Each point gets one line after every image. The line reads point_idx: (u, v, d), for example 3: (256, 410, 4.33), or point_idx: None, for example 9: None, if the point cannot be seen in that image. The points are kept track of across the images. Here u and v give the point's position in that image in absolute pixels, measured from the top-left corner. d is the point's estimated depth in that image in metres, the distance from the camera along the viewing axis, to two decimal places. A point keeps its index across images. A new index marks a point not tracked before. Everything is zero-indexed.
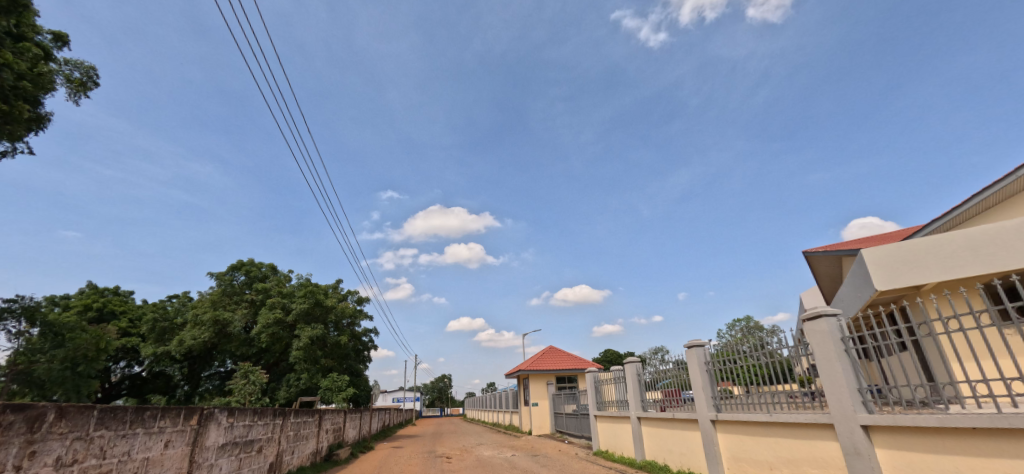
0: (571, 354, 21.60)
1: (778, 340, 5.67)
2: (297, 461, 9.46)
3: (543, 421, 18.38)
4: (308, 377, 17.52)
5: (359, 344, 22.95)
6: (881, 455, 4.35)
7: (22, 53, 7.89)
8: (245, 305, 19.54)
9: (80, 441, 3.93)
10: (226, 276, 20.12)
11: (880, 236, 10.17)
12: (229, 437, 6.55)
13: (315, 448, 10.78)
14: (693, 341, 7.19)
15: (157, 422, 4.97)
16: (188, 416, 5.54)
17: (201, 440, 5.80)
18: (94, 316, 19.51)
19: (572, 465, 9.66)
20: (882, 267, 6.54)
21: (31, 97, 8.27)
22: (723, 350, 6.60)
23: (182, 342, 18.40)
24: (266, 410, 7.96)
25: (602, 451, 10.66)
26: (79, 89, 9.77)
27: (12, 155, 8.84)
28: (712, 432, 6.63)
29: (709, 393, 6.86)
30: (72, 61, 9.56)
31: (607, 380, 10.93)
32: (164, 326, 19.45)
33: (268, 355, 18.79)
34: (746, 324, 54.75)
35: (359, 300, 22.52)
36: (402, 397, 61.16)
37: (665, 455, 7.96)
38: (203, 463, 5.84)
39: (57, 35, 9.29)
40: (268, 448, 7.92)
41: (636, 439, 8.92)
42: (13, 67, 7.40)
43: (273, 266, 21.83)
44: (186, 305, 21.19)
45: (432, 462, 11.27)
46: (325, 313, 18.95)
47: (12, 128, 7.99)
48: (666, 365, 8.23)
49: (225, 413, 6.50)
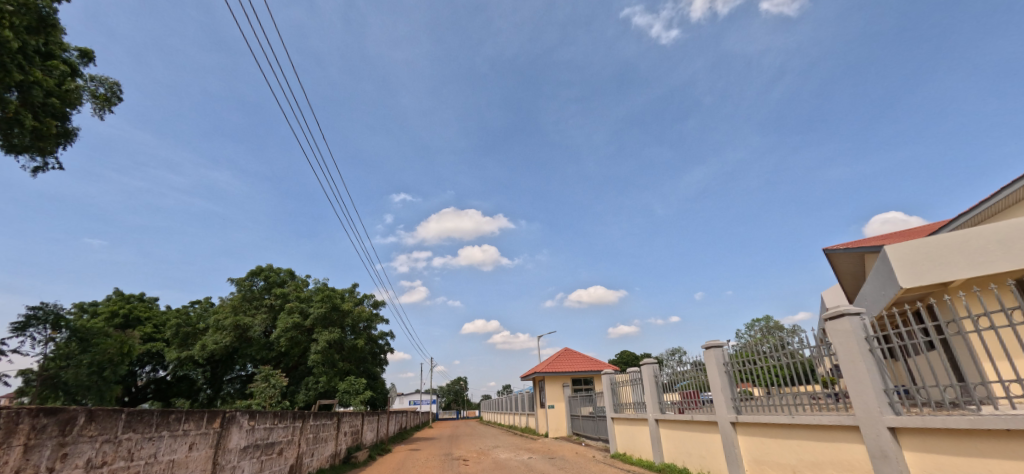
0: (587, 357, 21.40)
1: (800, 339, 5.54)
2: (317, 464, 9.56)
3: (559, 424, 18.31)
4: (326, 380, 17.73)
5: (375, 347, 23.12)
6: (909, 457, 4.23)
7: (50, 71, 8.18)
8: (264, 310, 19.83)
9: (108, 444, 4.04)
10: (245, 281, 20.50)
11: (903, 232, 9.89)
12: (251, 440, 6.66)
13: (333, 450, 10.87)
14: (712, 342, 7.07)
15: (182, 425, 5.09)
16: (211, 419, 5.65)
17: (223, 442, 5.92)
18: (120, 323, 20.15)
19: (589, 468, 9.61)
20: (906, 263, 6.34)
21: (59, 113, 8.63)
22: (742, 351, 6.48)
23: (205, 347, 18.86)
24: (287, 412, 8.07)
25: (619, 454, 10.56)
26: (104, 104, 10.10)
27: (44, 170, 9.20)
28: (733, 434, 6.52)
29: (728, 395, 6.74)
30: (97, 78, 9.91)
31: (624, 382, 10.84)
32: (187, 331, 20.01)
33: (288, 359, 19.09)
34: (765, 324, 53.19)
35: (375, 303, 22.66)
36: (418, 400, 61.31)
37: (684, 458, 7.86)
38: (226, 465, 5.96)
39: (84, 51, 9.64)
40: (288, 450, 8.04)
41: (654, 442, 8.83)
42: (43, 84, 7.74)
43: (291, 270, 22.21)
44: (208, 310, 21.71)
45: (450, 465, 11.36)
46: (341, 318, 19.18)
47: (43, 144, 8.40)
48: (683, 366, 8.11)
49: (247, 417, 6.61)
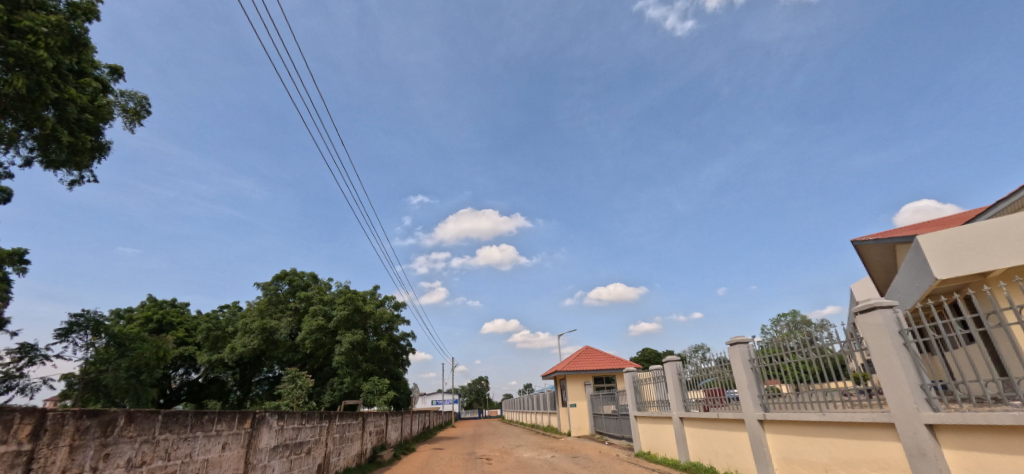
0: (608, 355, 21.25)
1: (828, 335, 5.39)
2: (344, 463, 9.75)
3: (582, 422, 18.21)
4: (351, 381, 18.06)
5: (397, 348, 23.44)
6: (949, 455, 4.07)
7: (84, 88, 8.55)
8: (289, 313, 20.31)
9: (147, 444, 4.21)
10: (271, 285, 21.05)
11: (937, 221, 9.51)
12: (280, 440, 6.84)
13: (359, 450, 11.08)
14: (736, 338, 6.93)
15: (215, 426, 5.26)
16: (242, 420, 5.83)
17: (254, 442, 6.09)
18: (154, 327, 20.92)
19: (613, 467, 9.53)
20: (941, 254, 6.09)
21: (93, 128, 9.02)
22: (769, 347, 6.33)
23: (234, 350, 19.41)
24: (314, 413, 8.25)
25: (643, 452, 10.45)
26: (134, 118, 10.50)
27: (81, 183, 9.62)
28: (760, 432, 6.38)
29: (755, 392, 6.60)
30: (127, 93, 10.31)
31: (647, 380, 10.71)
32: (217, 335, 20.65)
33: (313, 360, 19.52)
34: (792, 319, 51.80)
35: (396, 304, 22.95)
36: (440, 400, 61.85)
37: (711, 457, 7.72)
38: (257, 464, 6.13)
39: (114, 68, 10.04)
40: (316, 449, 8.22)
41: (679, 440, 8.69)
42: (77, 101, 8.10)
43: (314, 274, 22.68)
44: (236, 314, 22.35)
45: (474, 464, 11.43)
46: (364, 319, 19.51)
47: (79, 159, 8.79)
48: (707, 363, 7.98)
49: (276, 417, 6.79)
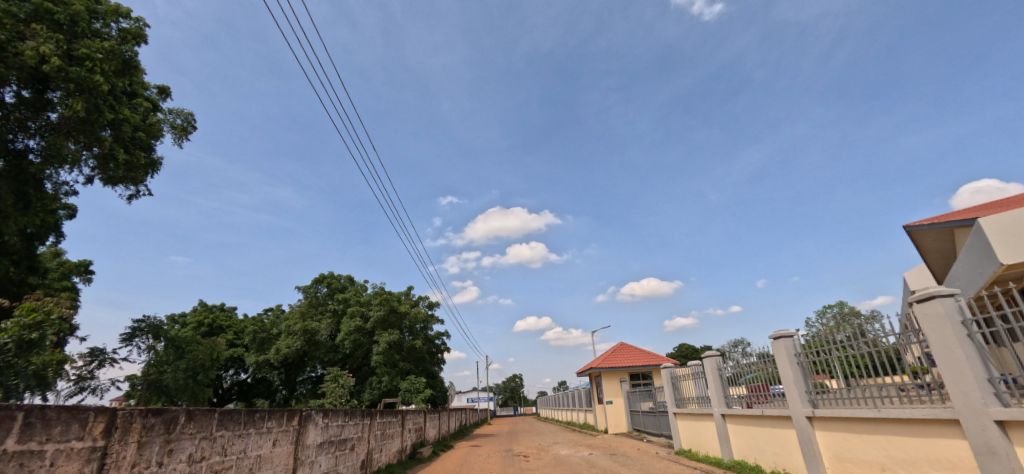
0: (643, 351, 20.89)
1: (881, 327, 5.10)
2: (386, 459, 10.02)
3: (619, 420, 17.99)
4: (389, 380, 18.54)
5: (432, 347, 23.87)
6: (1022, 454, 3.79)
7: (136, 108, 9.15)
8: (329, 315, 21.04)
9: (206, 440, 4.47)
10: (311, 288, 21.85)
11: (999, 202, 8.83)
12: (326, 436, 7.10)
13: (400, 447, 11.37)
14: (780, 332, 6.67)
15: (266, 424, 5.53)
16: (290, 418, 6.09)
17: (302, 439, 6.35)
18: (206, 331, 22.13)
19: (653, 465, 9.36)
20: (1006, 237, 5.66)
21: (146, 145, 9.63)
22: (815, 341, 6.06)
23: (279, 351, 20.27)
24: (356, 411, 8.52)
25: (684, 450, 10.21)
26: (182, 134, 11.13)
27: (137, 197, 10.29)
28: (810, 430, 6.11)
29: (802, 388, 6.33)
30: (174, 110, 10.93)
31: (685, 376, 10.46)
32: (263, 336, 21.64)
33: (352, 360, 20.15)
34: (838, 310, 49.31)
35: (430, 304, 23.36)
36: (476, 397, 62.55)
37: (756, 455, 7.46)
38: (305, 460, 6.39)
39: (161, 88, 10.67)
40: (359, 446, 8.50)
41: (722, 438, 8.45)
42: (131, 120, 8.68)
43: (350, 276, 23.38)
44: (280, 317, 23.34)
45: (511, 460, 11.51)
46: (399, 319, 20.00)
47: (135, 174, 9.41)
48: (749, 358, 7.71)
49: (321, 415, 7.05)
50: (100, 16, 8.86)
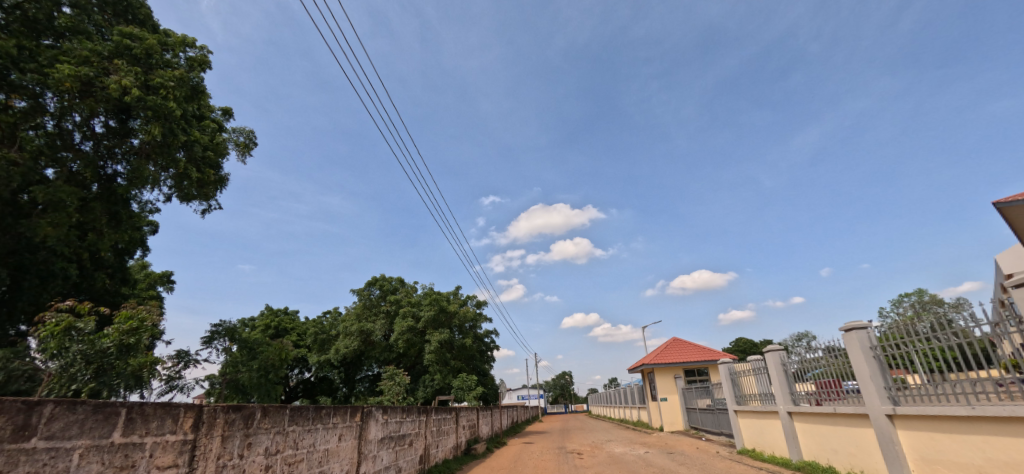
0: (698, 346, 20.15)
1: (970, 316, 4.63)
2: (442, 454, 10.30)
3: (675, 417, 17.46)
4: (441, 378, 19.06)
5: (482, 345, 24.24)
6: None
7: (204, 129, 9.94)
8: (382, 316, 21.91)
9: (279, 435, 4.79)
10: (365, 291, 22.84)
11: None
12: (386, 432, 7.41)
13: (455, 443, 11.65)
14: (851, 324, 6.21)
15: (332, 419, 5.85)
16: (353, 414, 6.41)
17: (364, 434, 6.67)
18: (273, 333, 23.69)
19: (714, 464, 9.01)
20: None
21: (214, 163, 10.45)
22: (892, 333, 5.59)
23: (338, 351, 21.34)
24: (413, 408, 8.81)
25: (747, 449, 9.74)
26: (245, 150, 11.97)
27: (209, 211, 11.18)
28: (890, 429, 5.65)
29: (880, 384, 5.85)
30: (237, 129, 11.77)
31: (745, 372, 9.98)
32: (323, 337, 22.86)
33: (406, 359, 20.87)
34: (917, 299, 45.22)
35: (478, 303, 23.74)
36: (526, 395, 62.88)
37: (829, 456, 7.00)
38: (368, 453, 6.70)
39: (225, 110, 11.52)
40: (417, 441, 8.79)
41: (789, 437, 7.98)
42: (201, 141, 9.44)
43: (401, 278, 24.20)
44: (338, 319, 24.57)
45: (565, 458, 11.48)
46: (449, 318, 20.48)
47: (207, 190, 10.24)
48: (816, 353, 7.24)
49: (381, 411, 7.37)
50: (170, 48, 9.70)
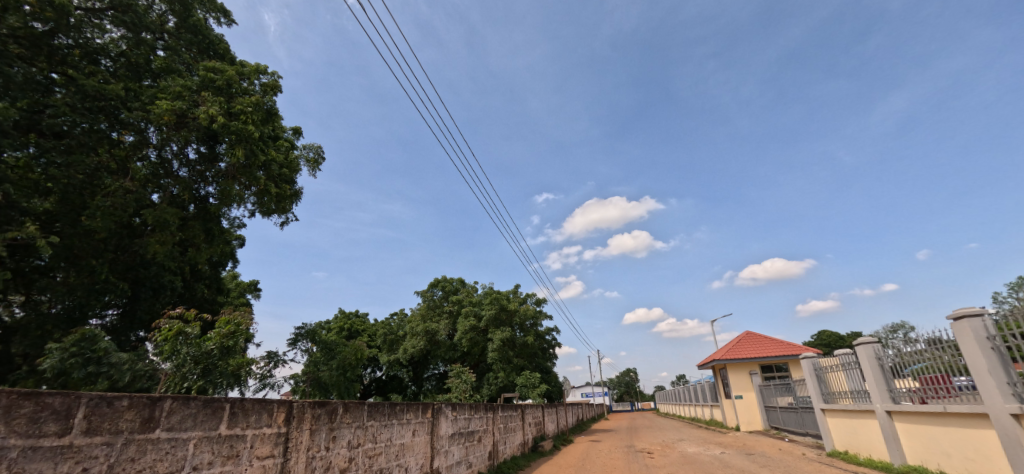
0: (775, 340, 18.82)
1: None
2: (510, 451, 10.45)
3: (752, 416, 16.44)
4: (505, 376, 19.32)
5: (543, 343, 24.27)
6: None
7: (279, 149, 10.81)
8: (446, 316, 22.61)
9: (359, 429, 5.10)
10: (428, 292, 23.69)
11: None
12: (455, 428, 7.63)
13: (522, 440, 11.76)
14: (960, 312, 5.51)
15: (406, 415, 6.14)
16: (424, 410, 6.68)
17: (436, 429, 6.92)
18: (346, 335, 25.26)
19: (800, 466, 8.37)
20: None
21: (289, 179, 11.33)
22: (1013, 321, 4.90)
23: (406, 351, 22.31)
24: (480, 405, 9.01)
25: (838, 451, 8.95)
26: (314, 165, 12.86)
27: (287, 223, 12.14)
28: (1017, 431, 4.95)
29: (1002, 379, 5.13)
30: (307, 145, 12.67)
31: (832, 367, 9.16)
32: (392, 338, 24.01)
33: (470, 357, 21.39)
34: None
35: (537, 301, 23.80)
36: (590, 392, 62.15)
37: (940, 460, 6.26)
38: (440, 449, 6.95)
39: (295, 129, 12.45)
40: (485, 438, 8.98)
41: (889, 439, 7.22)
42: (277, 160, 10.28)
43: (461, 279, 24.83)
44: (404, 320, 25.68)
45: (635, 456, 11.19)
46: (510, 317, 20.72)
47: (284, 204, 11.13)
48: (916, 345, 6.50)
49: (450, 408, 7.61)
50: (246, 76, 10.64)
